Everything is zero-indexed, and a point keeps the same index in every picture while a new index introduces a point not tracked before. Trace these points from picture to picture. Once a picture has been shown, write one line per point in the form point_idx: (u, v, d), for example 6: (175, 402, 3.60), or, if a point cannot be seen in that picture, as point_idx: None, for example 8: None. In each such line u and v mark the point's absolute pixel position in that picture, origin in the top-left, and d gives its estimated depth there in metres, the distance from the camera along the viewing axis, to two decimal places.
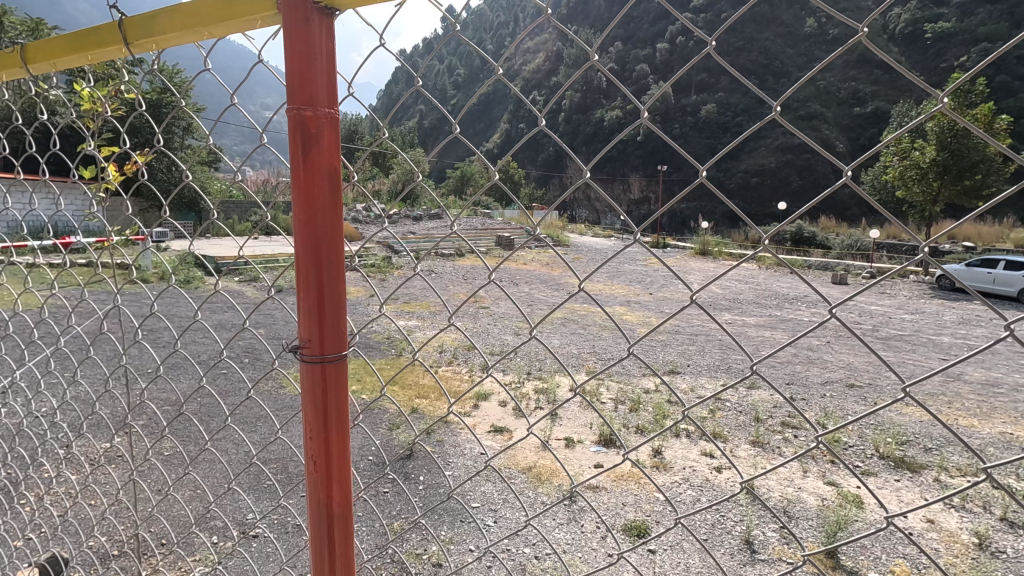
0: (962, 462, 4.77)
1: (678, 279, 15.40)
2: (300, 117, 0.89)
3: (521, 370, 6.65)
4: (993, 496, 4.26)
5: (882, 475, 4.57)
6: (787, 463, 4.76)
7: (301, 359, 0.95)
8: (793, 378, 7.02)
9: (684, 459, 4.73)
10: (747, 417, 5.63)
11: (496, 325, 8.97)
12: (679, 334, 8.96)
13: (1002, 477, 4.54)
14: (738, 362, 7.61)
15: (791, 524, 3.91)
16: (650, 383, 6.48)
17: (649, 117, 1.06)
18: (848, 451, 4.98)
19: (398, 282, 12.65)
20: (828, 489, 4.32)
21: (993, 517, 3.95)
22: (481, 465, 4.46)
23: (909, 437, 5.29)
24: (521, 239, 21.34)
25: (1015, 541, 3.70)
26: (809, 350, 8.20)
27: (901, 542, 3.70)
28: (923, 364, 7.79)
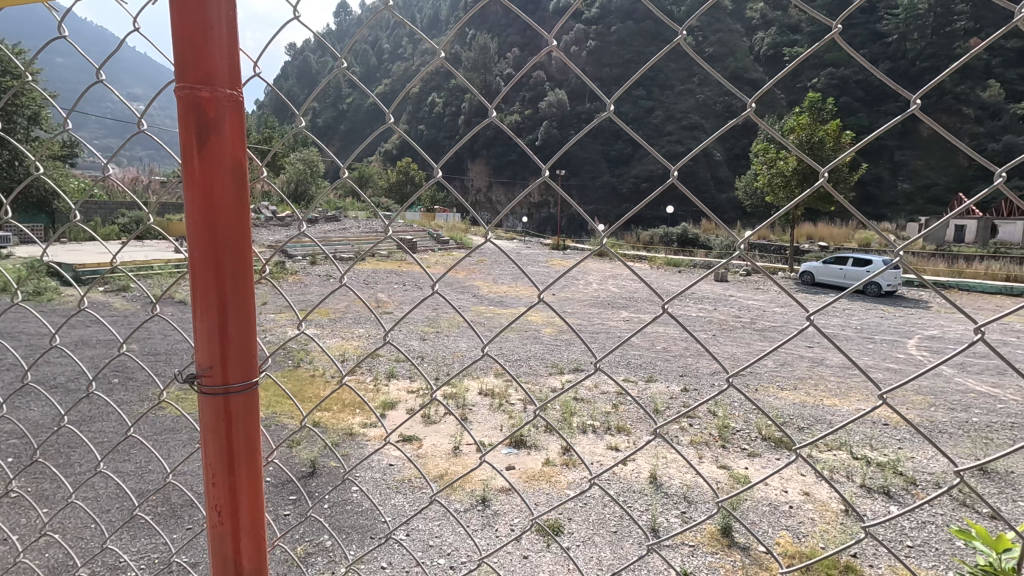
0: (829, 438, 5.32)
1: (579, 279, 15.96)
2: (194, 98, 0.75)
3: (428, 375, 6.45)
4: (854, 465, 4.80)
5: (766, 455, 4.97)
6: (684, 452, 5.04)
7: (199, 389, 0.79)
8: (686, 369, 7.46)
9: (592, 454, 4.83)
10: (648, 409, 5.89)
11: (402, 331, 8.71)
12: (583, 333, 9.26)
13: (859, 448, 5.12)
14: (637, 357, 8.01)
15: (689, 508, 4.12)
16: (557, 381, 6.58)
17: (611, 110, 1.03)
18: (736, 435, 5.34)
19: (294, 287, 11.93)
20: (721, 473, 4.61)
21: (856, 485, 4.44)
22: (390, 476, 4.27)
23: (787, 418, 5.83)
24: (424, 242, 21.02)
25: (873, 504, 4.19)
26: (700, 344, 8.79)
27: (784, 517, 4.02)
28: (794, 352, 8.65)
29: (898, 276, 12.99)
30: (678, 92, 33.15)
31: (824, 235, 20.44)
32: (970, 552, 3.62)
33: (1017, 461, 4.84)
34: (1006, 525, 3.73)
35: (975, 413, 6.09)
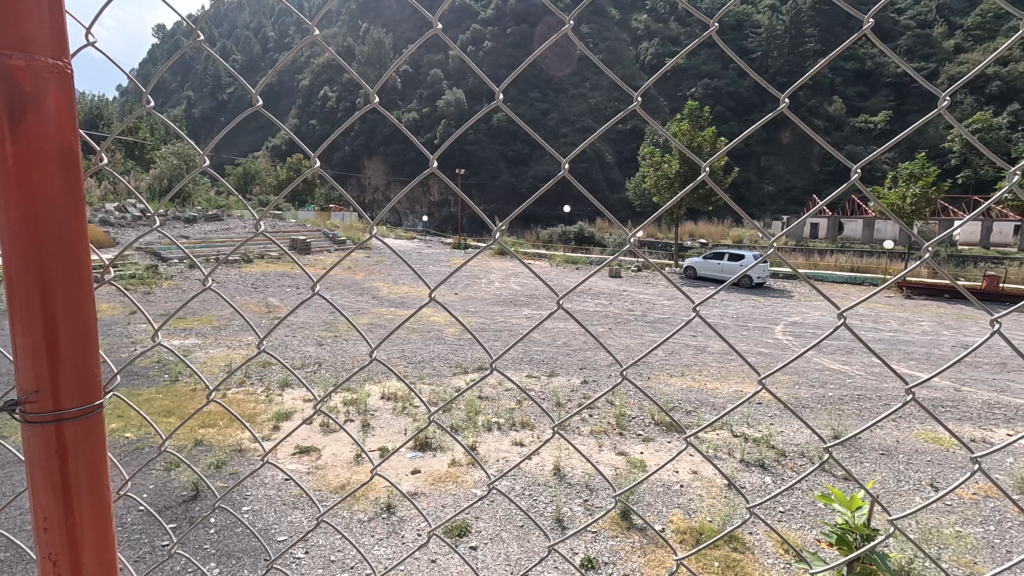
0: (712, 419, 5.77)
1: (481, 278, 16.01)
2: (6, 66, 0.62)
3: (325, 382, 6.11)
4: (734, 442, 5.25)
5: (659, 439, 5.29)
6: (585, 442, 5.21)
7: (22, 419, 0.67)
8: (585, 362, 7.75)
9: (497, 452, 4.82)
10: (551, 403, 6.03)
11: (296, 336, 8.21)
12: (486, 331, 9.30)
13: (738, 426, 5.61)
14: (538, 352, 8.18)
15: (592, 496, 4.27)
16: (461, 381, 6.54)
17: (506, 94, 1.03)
18: (632, 422, 5.64)
19: (169, 293, 10.83)
20: (620, 459, 4.83)
21: (736, 460, 4.86)
22: (286, 492, 3.98)
23: (676, 403, 6.25)
24: (319, 243, 20.02)
25: (752, 476, 4.60)
26: (598, 337, 9.20)
27: (676, 496, 4.29)
28: (682, 342, 9.30)
29: (765, 270, 14.53)
30: (572, 96, 34.41)
31: (704, 232, 22.23)
32: (830, 511, 4.09)
33: (863, 428, 5.58)
34: (857, 484, 4.27)
35: (830, 388, 6.93)
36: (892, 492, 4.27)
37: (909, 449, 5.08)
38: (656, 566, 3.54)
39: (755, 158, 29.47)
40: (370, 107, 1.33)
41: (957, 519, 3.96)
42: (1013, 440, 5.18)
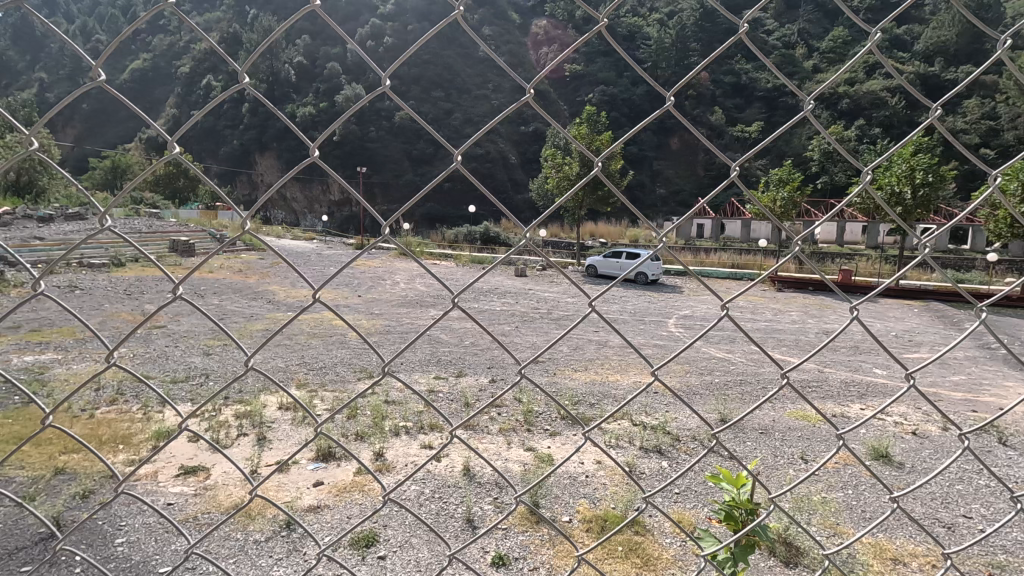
0: (614, 410, 6.04)
1: (385, 280, 15.57)
2: None
3: (214, 396, 5.62)
4: (634, 431, 5.54)
5: (564, 433, 5.44)
6: (494, 440, 5.23)
7: None
8: (493, 361, 7.80)
9: (405, 457, 4.69)
10: (459, 403, 5.99)
11: (177, 346, 7.48)
12: (391, 333, 9.08)
13: (637, 415, 5.93)
14: (445, 354, 8.09)
15: (501, 494, 4.30)
16: (366, 386, 6.31)
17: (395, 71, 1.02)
18: (540, 418, 5.76)
19: (17, 304, 9.45)
20: (528, 455, 4.90)
21: (636, 448, 5.11)
22: (168, 520, 3.60)
23: (580, 397, 6.47)
24: (203, 243, 18.43)
25: (650, 463, 4.86)
26: (504, 336, 9.31)
27: (581, 486, 4.44)
28: (585, 337, 9.65)
29: (658, 267, 15.55)
30: (475, 97, 34.51)
31: (603, 233, 23.31)
32: (718, 490, 4.44)
33: (744, 409, 6.13)
34: (739, 463, 4.70)
35: (716, 374, 7.54)
36: (772, 467, 4.72)
37: (783, 427, 5.66)
38: (565, 557, 3.64)
39: (648, 162, 31.29)
40: (238, 90, 1.26)
41: (824, 487, 4.45)
42: (864, 414, 5.92)
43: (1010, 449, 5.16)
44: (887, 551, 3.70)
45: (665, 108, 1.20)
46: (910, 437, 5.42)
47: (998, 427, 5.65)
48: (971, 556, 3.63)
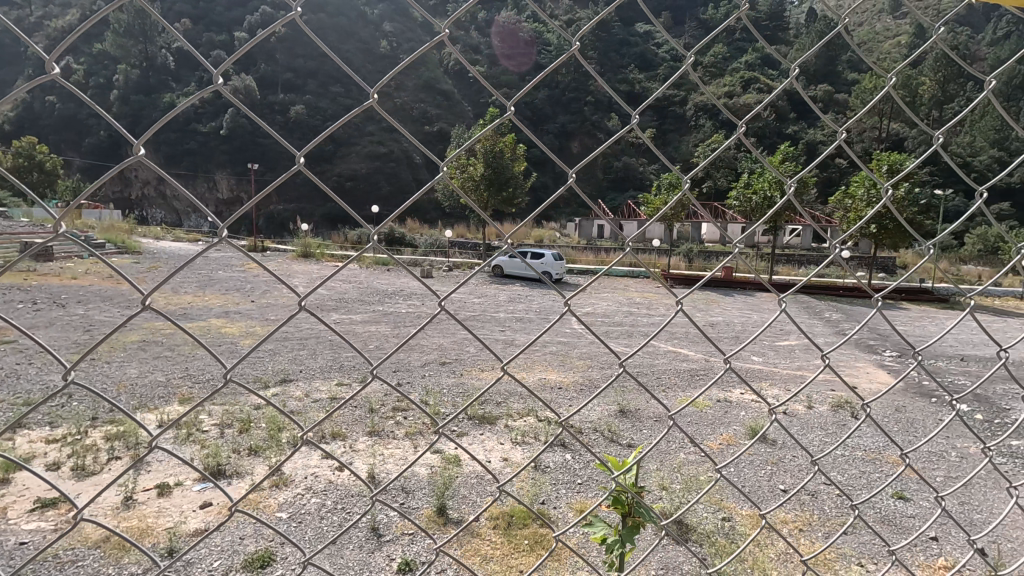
0: (520, 407, 6.16)
1: (281, 284, 14.75)
2: None
3: (79, 419, 5.00)
4: (539, 426, 5.70)
5: (471, 433, 5.46)
6: (400, 445, 5.13)
7: None
8: (399, 365, 7.66)
9: (304, 470, 4.47)
10: (363, 410, 5.81)
11: (30, 364, 6.59)
12: (288, 340, 8.60)
13: (542, 411, 6.11)
14: (348, 359, 7.82)
15: (408, 499, 4.23)
16: (261, 398, 5.93)
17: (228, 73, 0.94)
18: (447, 419, 5.74)
19: None
20: (435, 457, 4.87)
21: (541, 443, 5.26)
22: (17, 562, 3.15)
23: (487, 396, 6.53)
24: (63, 246, 16.36)
25: (553, 456, 5.03)
26: (410, 338, 9.17)
27: (489, 484, 4.49)
28: (491, 337, 9.76)
29: (562, 266, 16.10)
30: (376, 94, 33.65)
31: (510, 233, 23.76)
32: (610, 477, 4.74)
33: (641, 400, 6.52)
34: (626, 450, 5.09)
35: (616, 368, 7.98)
36: (664, 451, 5.09)
37: (675, 414, 6.09)
38: (472, 556, 3.66)
39: (550, 165, 32.20)
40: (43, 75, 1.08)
41: (710, 467, 4.85)
42: (744, 398, 6.54)
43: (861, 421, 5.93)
44: (763, 520, 4.12)
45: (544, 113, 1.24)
46: (781, 417, 6.06)
47: (851, 403, 6.45)
48: (828, 518, 4.14)
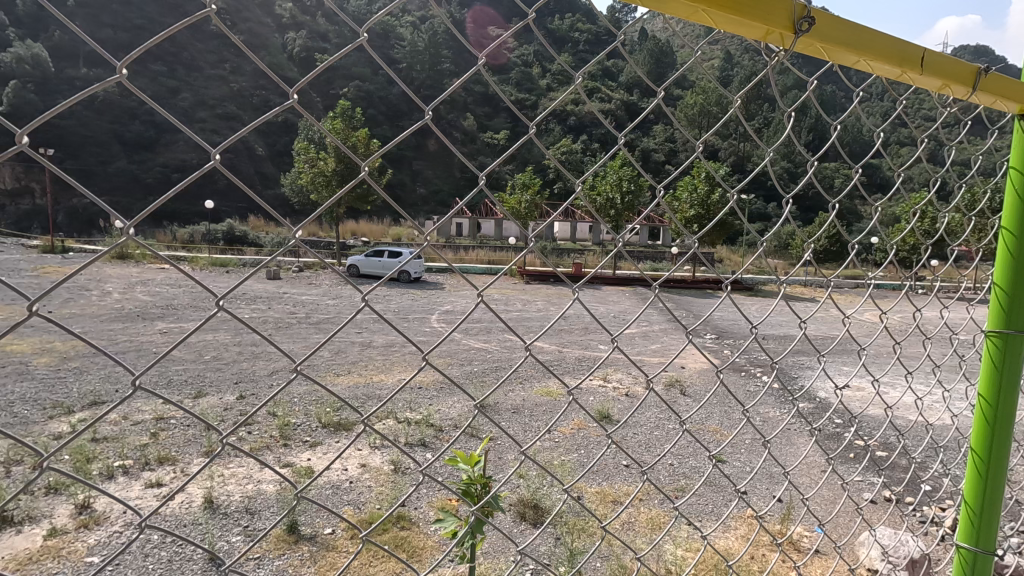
0: (378, 410, 5.99)
1: (91, 290, 12.67)
2: None
3: None
4: (399, 428, 5.58)
5: (326, 441, 5.16)
6: (242, 464, 4.67)
7: None
8: (241, 375, 6.97)
9: (123, 504, 3.87)
10: (197, 428, 5.20)
11: None
12: (100, 356, 7.41)
13: (402, 412, 5.98)
14: (180, 372, 6.95)
15: (253, 520, 3.86)
16: (64, 426, 5.03)
17: None
18: (297, 430, 5.35)
19: None
20: (284, 471, 4.53)
21: (399, 444, 5.18)
22: None
23: (343, 401, 6.26)
24: None
25: (412, 456, 4.97)
26: (255, 346, 8.43)
27: (347, 494, 4.28)
28: (346, 339, 9.38)
29: (420, 265, 16.27)
30: (207, 77, 30.18)
31: (365, 232, 23.04)
32: (460, 470, 4.86)
33: (500, 393, 6.71)
34: (478, 442, 5.24)
35: (475, 363, 8.13)
36: (520, 439, 5.30)
37: (530, 404, 6.38)
38: (328, 570, 3.45)
39: (407, 162, 31.63)
40: None
41: (563, 450, 5.16)
42: (591, 383, 7.07)
43: (687, 397, 6.74)
44: (610, 495, 4.45)
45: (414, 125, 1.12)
46: (623, 398, 6.63)
47: (681, 381, 7.29)
48: (665, 485, 4.60)
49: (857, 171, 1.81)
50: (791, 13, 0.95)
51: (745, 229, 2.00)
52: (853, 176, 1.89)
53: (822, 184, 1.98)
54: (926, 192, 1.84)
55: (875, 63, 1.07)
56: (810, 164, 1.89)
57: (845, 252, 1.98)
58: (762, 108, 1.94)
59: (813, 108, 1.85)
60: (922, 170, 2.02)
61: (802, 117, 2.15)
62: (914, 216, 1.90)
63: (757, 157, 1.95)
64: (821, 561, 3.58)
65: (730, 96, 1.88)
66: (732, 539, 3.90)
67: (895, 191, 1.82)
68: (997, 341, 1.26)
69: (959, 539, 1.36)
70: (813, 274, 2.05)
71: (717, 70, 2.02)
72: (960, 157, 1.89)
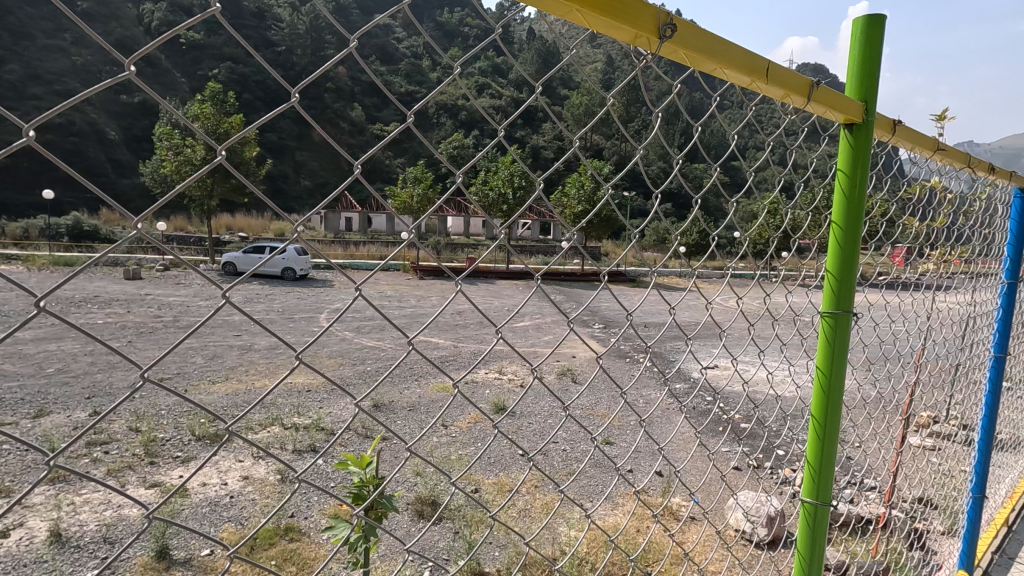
0: (262, 418, 5.62)
1: None
2: None
3: None
4: (285, 435, 5.26)
5: (201, 456, 4.73)
6: (98, 489, 4.14)
7: None
8: (96, 389, 6.16)
9: None
10: (38, 453, 4.52)
11: None
12: None
13: (288, 418, 5.64)
14: (14, 390, 6.00)
15: (113, 549, 3.44)
16: None
17: None
18: (166, 446, 4.83)
19: None
20: (150, 492, 4.09)
21: (287, 452, 4.90)
22: None
23: (220, 411, 5.79)
24: None
25: (301, 463, 4.72)
26: (111, 355, 7.51)
27: (227, 510, 3.96)
28: (223, 343, 8.69)
29: (305, 261, 15.71)
30: (40, 46, 26.07)
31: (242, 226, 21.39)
32: (350, 474, 4.71)
33: (393, 392, 6.56)
34: (369, 442, 5.09)
35: (368, 362, 7.90)
36: (417, 437, 5.25)
37: (427, 401, 6.33)
38: None
39: (289, 151, 29.73)
40: None
41: (460, 444, 5.19)
42: (487, 376, 7.18)
43: (578, 384, 7.07)
44: (506, 485, 4.53)
45: (281, 106, 1.01)
46: (518, 389, 6.80)
47: (572, 370, 7.62)
48: (558, 470, 4.78)
49: (717, 172, 1.98)
50: (655, 19, 1.01)
51: (625, 226, 2.11)
52: (717, 176, 2.04)
53: (688, 184, 2.14)
54: (774, 192, 2.05)
55: (726, 70, 1.17)
56: (681, 165, 2.03)
57: (709, 245, 2.16)
58: (643, 110, 2.02)
59: (681, 113, 1.99)
60: (771, 172, 2.25)
61: (673, 122, 2.31)
62: (765, 213, 2.12)
63: (638, 156, 2.04)
64: (695, 527, 3.93)
65: (610, 97, 1.95)
66: (619, 515, 4.15)
67: (750, 189, 2.01)
68: (829, 321, 1.44)
69: (804, 496, 1.55)
70: (685, 265, 2.21)
71: (597, 73, 2.08)
72: (801, 162, 2.14)
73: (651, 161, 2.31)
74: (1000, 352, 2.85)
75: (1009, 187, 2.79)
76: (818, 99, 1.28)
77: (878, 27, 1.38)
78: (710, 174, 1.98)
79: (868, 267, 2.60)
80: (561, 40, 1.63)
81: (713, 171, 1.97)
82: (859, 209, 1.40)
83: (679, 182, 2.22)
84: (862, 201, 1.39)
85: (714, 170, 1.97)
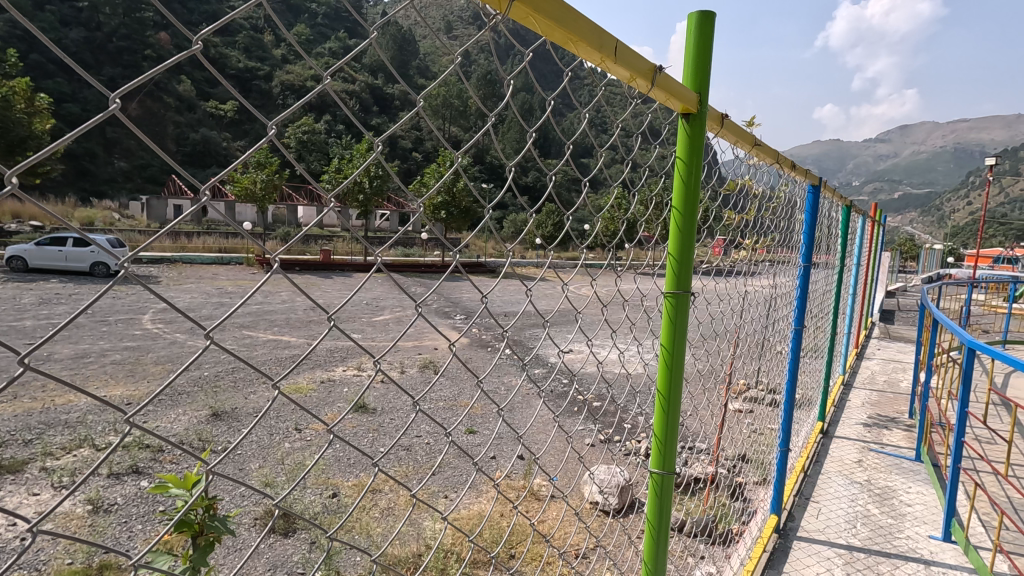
0: (65, 440, 4.71)
1: None
2: None
3: None
4: (97, 458, 4.47)
5: None
6: None
7: None
8: None
9: None
10: None
11: None
12: None
13: (101, 437, 4.81)
14: None
15: None
16: None
17: None
18: None
19: None
20: None
21: (100, 478, 4.14)
22: None
23: (5, 437, 4.74)
24: None
25: (121, 488, 4.04)
26: None
27: (15, 555, 3.23)
28: (10, 354, 7.20)
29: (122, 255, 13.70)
30: None
31: None
32: (175, 498, 4.11)
33: (237, 398, 5.92)
34: (201, 459, 4.48)
35: (205, 366, 7.04)
36: (265, 445, 4.79)
37: (274, 404, 5.82)
38: None
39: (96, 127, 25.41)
40: None
41: (314, 448, 4.81)
42: (346, 373, 6.85)
43: (440, 374, 7.00)
44: (366, 484, 4.32)
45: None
46: (377, 385, 6.54)
47: (435, 362, 7.53)
48: (421, 464, 4.67)
49: (568, 161, 1.97)
50: None
51: (485, 216, 2.02)
52: (567, 167, 2.03)
53: (543, 173, 2.10)
54: (618, 186, 2.12)
55: (576, 46, 1.15)
56: (535, 157, 2.01)
57: (562, 236, 2.18)
58: (502, 99, 1.93)
59: (535, 102, 1.94)
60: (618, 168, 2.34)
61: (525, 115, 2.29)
62: (612, 205, 2.19)
63: (496, 142, 1.94)
64: (555, 505, 4.11)
65: (463, 80, 1.82)
66: (483, 502, 4.17)
67: (597, 181, 2.05)
68: (673, 302, 1.53)
69: (651, 467, 1.64)
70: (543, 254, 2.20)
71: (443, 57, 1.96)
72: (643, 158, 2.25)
73: (507, 151, 2.23)
74: (798, 324, 3.33)
75: (803, 184, 3.27)
76: (662, 85, 1.33)
77: (708, 26, 1.49)
78: (561, 164, 1.96)
79: (698, 255, 2.85)
80: (417, 26, 1.48)
81: (566, 160, 1.96)
82: (695, 199, 1.50)
83: (533, 172, 2.17)
84: (698, 188, 1.49)
85: (565, 160, 1.96)
